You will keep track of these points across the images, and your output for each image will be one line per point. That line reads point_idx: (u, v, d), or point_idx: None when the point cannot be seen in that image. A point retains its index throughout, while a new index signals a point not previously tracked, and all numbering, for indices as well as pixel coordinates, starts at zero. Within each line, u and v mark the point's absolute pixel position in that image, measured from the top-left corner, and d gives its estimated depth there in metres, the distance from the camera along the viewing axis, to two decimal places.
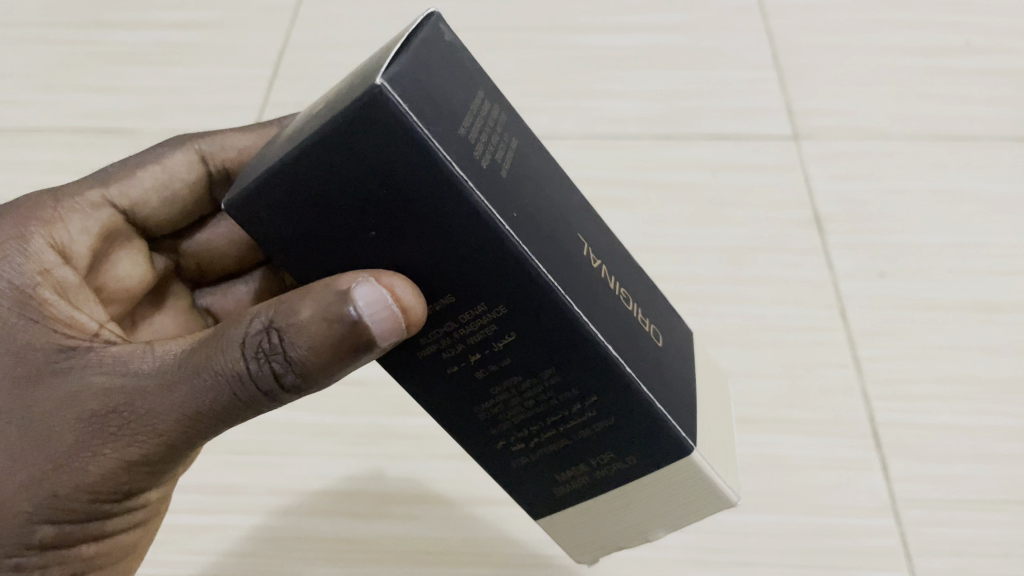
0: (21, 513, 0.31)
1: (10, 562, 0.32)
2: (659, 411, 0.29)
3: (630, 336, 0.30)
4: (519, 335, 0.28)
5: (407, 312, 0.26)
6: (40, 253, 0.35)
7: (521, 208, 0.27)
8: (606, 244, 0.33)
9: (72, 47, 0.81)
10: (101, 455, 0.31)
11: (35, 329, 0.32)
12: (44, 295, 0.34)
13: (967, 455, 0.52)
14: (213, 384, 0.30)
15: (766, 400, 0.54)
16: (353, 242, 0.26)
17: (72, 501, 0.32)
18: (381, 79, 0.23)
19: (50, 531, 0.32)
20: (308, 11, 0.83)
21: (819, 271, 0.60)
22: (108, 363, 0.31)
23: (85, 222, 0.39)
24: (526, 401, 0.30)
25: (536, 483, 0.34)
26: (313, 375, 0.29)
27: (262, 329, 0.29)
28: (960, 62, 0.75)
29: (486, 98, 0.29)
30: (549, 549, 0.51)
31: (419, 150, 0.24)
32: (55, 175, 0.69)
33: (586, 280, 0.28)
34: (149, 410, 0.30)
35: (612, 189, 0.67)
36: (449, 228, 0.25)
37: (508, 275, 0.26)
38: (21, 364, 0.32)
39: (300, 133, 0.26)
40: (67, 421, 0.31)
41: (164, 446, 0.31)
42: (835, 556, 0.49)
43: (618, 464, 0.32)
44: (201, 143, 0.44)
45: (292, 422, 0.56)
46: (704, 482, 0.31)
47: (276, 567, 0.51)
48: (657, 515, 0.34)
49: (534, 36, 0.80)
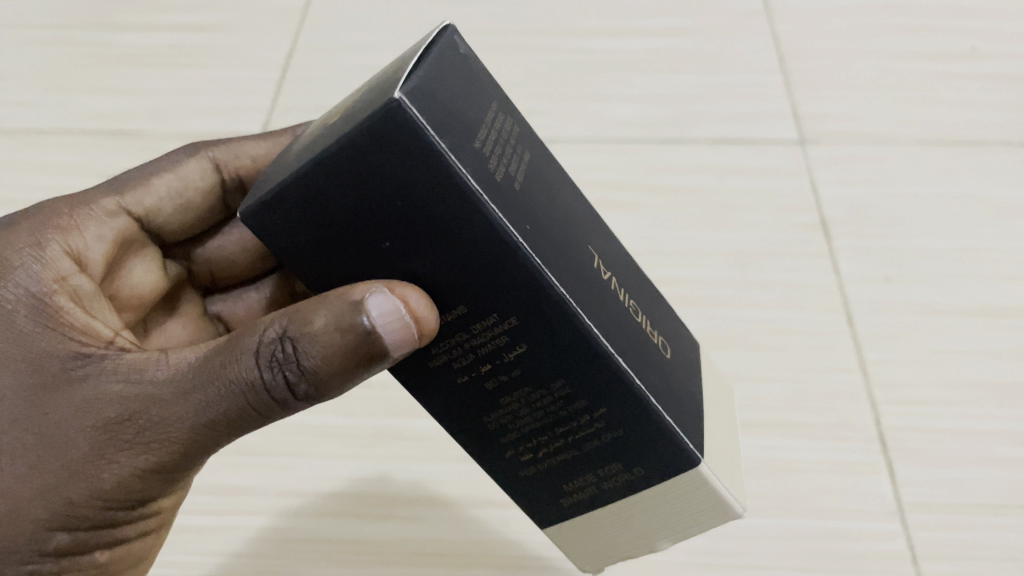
0: (36, 520, 0.31)
1: (24, 568, 0.32)
2: (667, 422, 0.29)
3: (640, 348, 0.30)
4: (530, 345, 0.28)
5: (420, 323, 0.26)
6: (56, 260, 0.36)
7: (534, 221, 0.27)
8: (616, 256, 0.33)
9: (80, 49, 0.82)
10: (115, 462, 0.31)
11: (51, 336, 0.33)
12: (60, 302, 0.34)
13: (973, 460, 0.52)
14: (227, 392, 0.30)
15: (772, 404, 0.55)
16: (368, 253, 0.27)
17: (86, 508, 0.32)
18: (399, 93, 0.24)
19: (64, 538, 0.32)
20: (315, 15, 0.84)
21: (825, 276, 0.61)
22: (122, 371, 0.32)
23: (100, 229, 0.39)
24: (536, 411, 0.31)
25: (543, 493, 0.35)
26: (326, 385, 0.29)
27: (275, 339, 0.29)
28: (966, 67, 0.75)
29: (499, 110, 0.29)
30: (554, 551, 0.51)
31: (435, 163, 0.24)
32: (65, 176, 0.70)
33: (597, 292, 0.29)
34: (163, 418, 0.31)
35: (618, 193, 0.67)
36: (463, 241, 0.26)
37: (521, 286, 0.27)
38: (36, 371, 0.32)
39: (316, 144, 0.26)
40: (82, 429, 0.31)
41: (177, 454, 0.31)
42: (840, 559, 0.49)
43: (624, 475, 0.32)
44: (214, 151, 0.45)
45: (301, 424, 0.56)
46: (709, 492, 0.31)
47: (285, 567, 0.51)
48: (662, 525, 0.34)
49: (540, 40, 0.80)
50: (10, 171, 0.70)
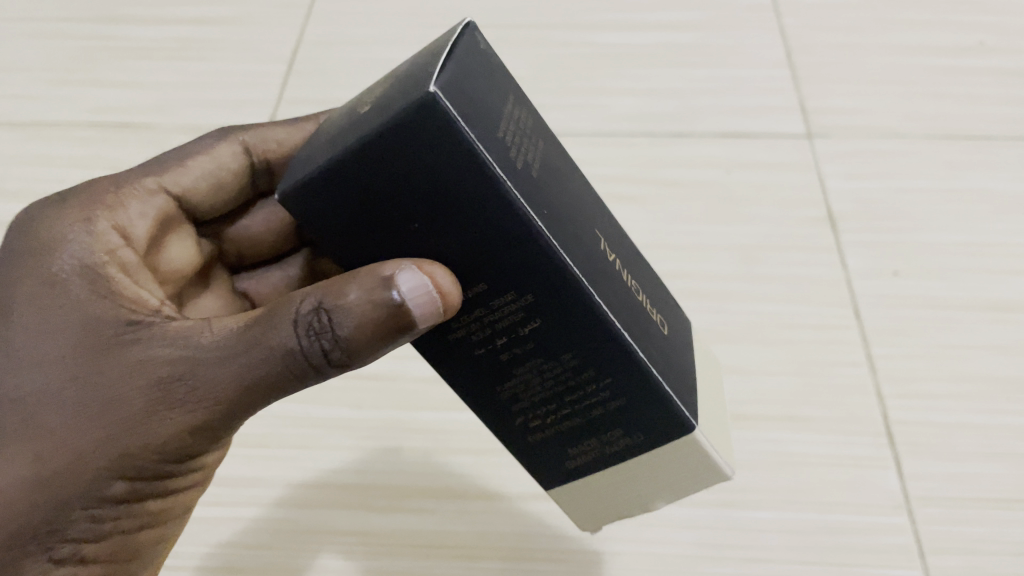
0: (97, 469, 0.32)
1: (86, 514, 0.33)
2: (671, 398, 0.30)
3: (646, 329, 0.30)
4: (545, 322, 0.28)
5: (446, 298, 0.26)
6: (105, 234, 0.37)
7: (552, 207, 0.27)
8: (625, 249, 0.33)
9: (86, 42, 0.82)
10: (167, 420, 0.31)
11: (104, 304, 0.34)
12: (111, 272, 0.35)
13: (982, 454, 0.52)
14: (269, 358, 0.30)
15: (778, 397, 0.54)
16: (395, 234, 0.27)
17: (142, 462, 0.32)
18: (434, 87, 0.24)
19: (123, 487, 0.33)
20: (322, 8, 0.84)
21: (833, 270, 0.60)
22: (169, 337, 0.32)
23: (143, 207, 0.40)
24: (547, 381, 0.31)
25: (547, 459, 0.34)
26: (357, 353, 0.30)
27: (312, 309, 0.30)
28: (974, 61, 0.75)
29: (516, 104, 0.29)
30: (564, 544, 0.51)
31: (464, 152, 0.24)
32: (72, 169, 0.70)
33: (608, 277, 0.29)
34: (207, 381, 0.31)
35: (625, 186, 0.67)
36: (485, 223, 0.26)
37: (539, 268, 0.27)
38: (92, 335, 0.33)
39: (347, 132, 0.26)
40: (136, 388, 0.32)
41: (224, 415, 0.32)
42: (847, 553, 0.49)
43: (625, 442, 0.32)
44: (244, 135, 0.45)
45: (306, 415, 0.56)
46: (700, 454, 0.31)
47: (290, 559, 0.51)
48: (654, 487, 0.34)
49: (547, 34, 0.80)
50: (20, 164, 0.71)
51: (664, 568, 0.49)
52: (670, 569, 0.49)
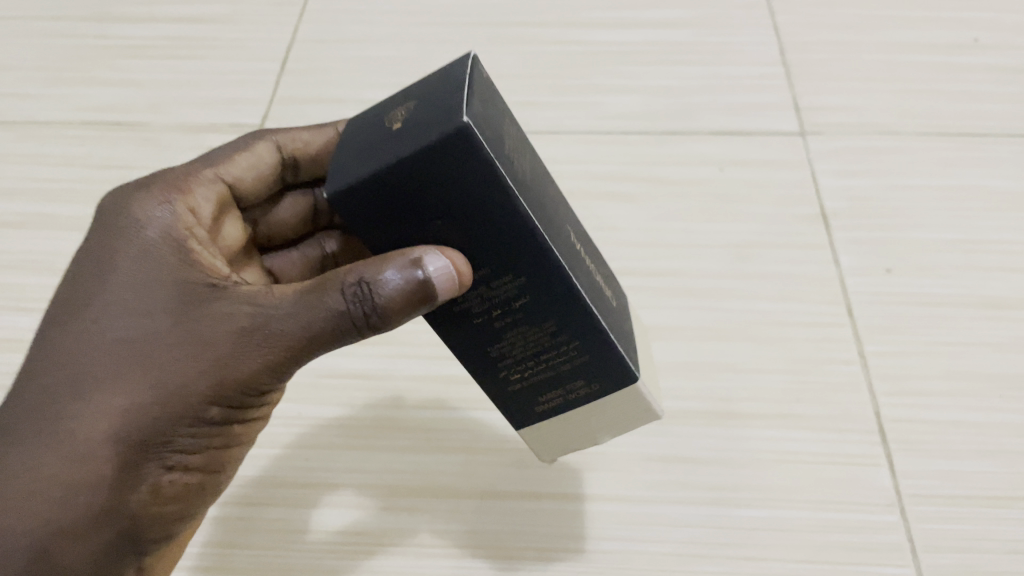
0: (198, 393, 0.34)
1: (188, 432, 0.35)
2: (633, 371, 0.34)
3: (616, 316, 0.34)
4: (535, 303, 0.31)
5: (461, 277, 0.29)
6: (184, 216, 0.40)
7: (545, 212, 0.30)
8: (599, 254, 0.36)
9: (79, 40, 0.81)
10: (249, 360, 0.34)
11: (187, 269, 0.37)
12: (192, 245, 0.39)
13: (976, 451, 0.52)
14: (328, 315, 0.33)
15: (771, 395, 0.54)
16: (417, 225, 0.29)
17: (232, 391, 0.35)
18: (467, 118, 0.27)
19: (217, 411, 0.35)
20: (315, 6, 0.84)
21: (826, 267, 0.60)
22: (243, 297, 0.35)
23: (208, 194, 0.42)
24: (529, 343, 0.33)
25: (513, 407, 0.36)
26: (392, 318, 0.32)
27: (356, 281, 0.32)
28: (969, 58, 0.75)
29: (512, 118, 0.31)
30: (557, 543, 0.50)
31: (484, 170, 0.27)
32: (66, 168, 0.70)
33: (588, 272, 0.32)
34: (280, 328, 0.34)
35: (619, 184, 0.67)
36: (492, 224, 0.29)
37: (534, 263, 0.30)
38: (181, 293, 0.36)
39: (379, 143, 0.28)
40: (224, 333, 0.34)
41: (296, 359, 0.34)
42: (841, 552, 0.49)
43: (584, 393, 0.35)
44: (279, 134, 0.46)
45: (299, 416, 0.56)
46: (639, 396, 0.35)
47: (283, 557, 0.51)
48: (595, 427, 0.37)
49: (540, 32, 0.80)
50: (13, 163, 0.70)
51: (657, 567, 0.49)
52: (662, 568, 0.49)
